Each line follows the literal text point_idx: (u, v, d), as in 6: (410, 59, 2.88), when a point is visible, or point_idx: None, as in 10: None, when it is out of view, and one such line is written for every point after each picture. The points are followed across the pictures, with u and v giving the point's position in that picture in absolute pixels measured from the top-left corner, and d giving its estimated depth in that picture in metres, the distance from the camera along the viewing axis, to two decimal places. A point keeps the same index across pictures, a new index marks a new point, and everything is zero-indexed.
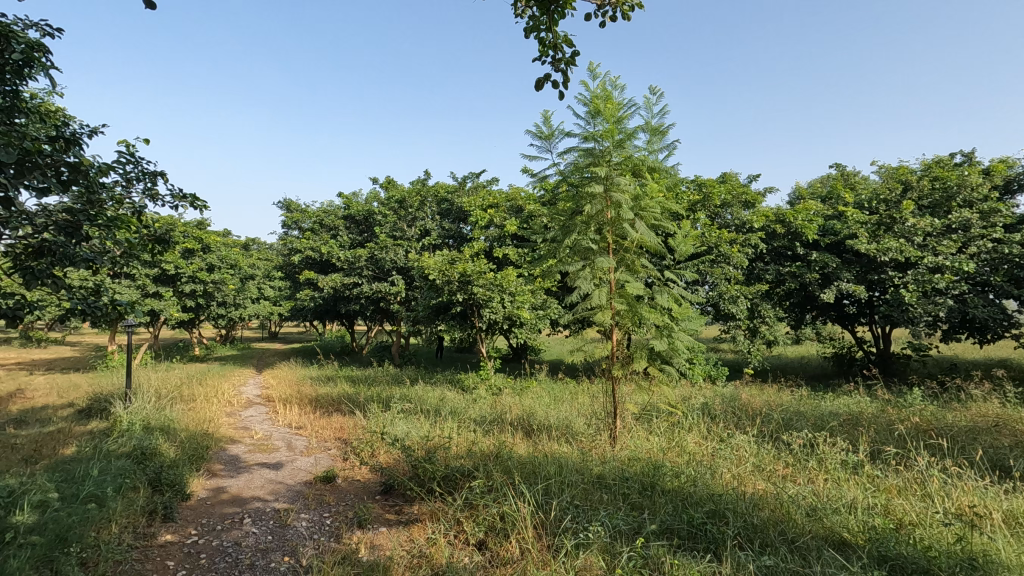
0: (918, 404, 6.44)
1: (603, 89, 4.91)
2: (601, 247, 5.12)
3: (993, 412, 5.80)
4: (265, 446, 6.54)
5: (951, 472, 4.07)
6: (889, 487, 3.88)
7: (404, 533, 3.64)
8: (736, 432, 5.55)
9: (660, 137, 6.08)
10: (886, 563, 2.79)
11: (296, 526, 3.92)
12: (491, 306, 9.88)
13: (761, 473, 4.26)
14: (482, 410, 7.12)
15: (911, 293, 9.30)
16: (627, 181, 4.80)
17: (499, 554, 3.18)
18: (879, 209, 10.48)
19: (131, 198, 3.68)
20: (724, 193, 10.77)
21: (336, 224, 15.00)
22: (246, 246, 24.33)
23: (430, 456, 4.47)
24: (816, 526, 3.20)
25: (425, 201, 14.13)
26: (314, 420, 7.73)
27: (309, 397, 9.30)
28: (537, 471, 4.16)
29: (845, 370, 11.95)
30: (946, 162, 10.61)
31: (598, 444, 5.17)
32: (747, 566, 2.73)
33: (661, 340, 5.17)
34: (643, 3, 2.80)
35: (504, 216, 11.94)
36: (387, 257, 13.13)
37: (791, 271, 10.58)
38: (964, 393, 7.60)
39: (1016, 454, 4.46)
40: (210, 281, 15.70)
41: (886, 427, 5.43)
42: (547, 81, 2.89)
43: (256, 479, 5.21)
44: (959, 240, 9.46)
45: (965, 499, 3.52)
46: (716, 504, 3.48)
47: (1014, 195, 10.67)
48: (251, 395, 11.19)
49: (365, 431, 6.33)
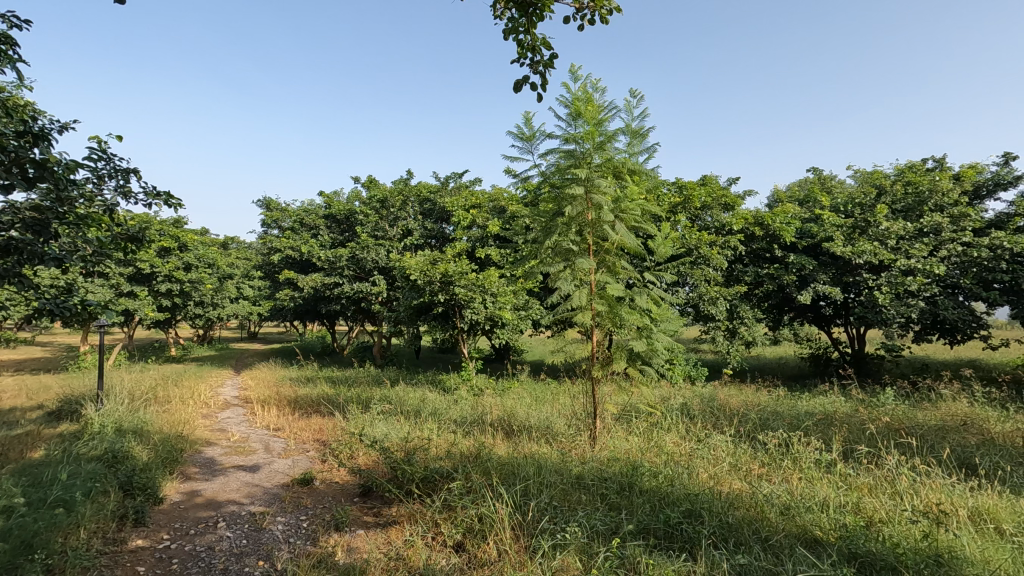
0: (890, 403, 6.58)
1: (584, 91, 4.93)
2: (582, 249, 5.14)
3: (961, 411, 5.96)
4: (242, 448, 6.45)
5: (920, 470, 4.17)
6: (861, 485, 3.96)
7: (382, 535, 3.61)
8: (714, 431, 5.63)
9: (641, 139, 6.10)
10: (856, 560, 2.85)
11: (272, 530, 3.87)
12: (473, 307, 9.88)
13: (737, 472, 4.32)
14: (463, 410, 7.12)
15: (884, 295, 9.52)
16: (607, 183, 4.83)
17: (477, 556, 3.18)
18: (854, 212, 10.70)
19: (102, 195, 3.58)
20: (704, 195, 10.88)
21: (317, 223, 14.87)
22: (224, 245, 23.97)
23: (409, 457, 4.46)
24: (790, 525, 3.25)
25: (407, 201, 14.06)
26: (292, 421, 7.64)
27: (288, 398, 9.19)
28: (516, 472, 4.18)
29: (821, 370, 12.18)
30: (919, 168, 10.88)
31: (578, 444, 5.19)
32: (721, 565, 2.77)
33: (640, 341, 5.20)
34: (621, 7, 2.81)
35: (486, 217, 11.95)
36: (369, 257, 13.04)
37: (770, 272, 10.76)
38: (934, 393, 7.77)
39: (982, 452, 4.59)
40: (187, 281, 15.43)
41: (859, 426, 5.54)
42: (525, 83, 2.88)
43: (231, 482, 5.12)
44: (930, 244, 9.70)
45: (933, 497, 3.61)
46: (692, 504, 3.52)
47: (983, 200, 10.97)
48: (229, 396, 11.01)
49: (345, 432, 6.28)
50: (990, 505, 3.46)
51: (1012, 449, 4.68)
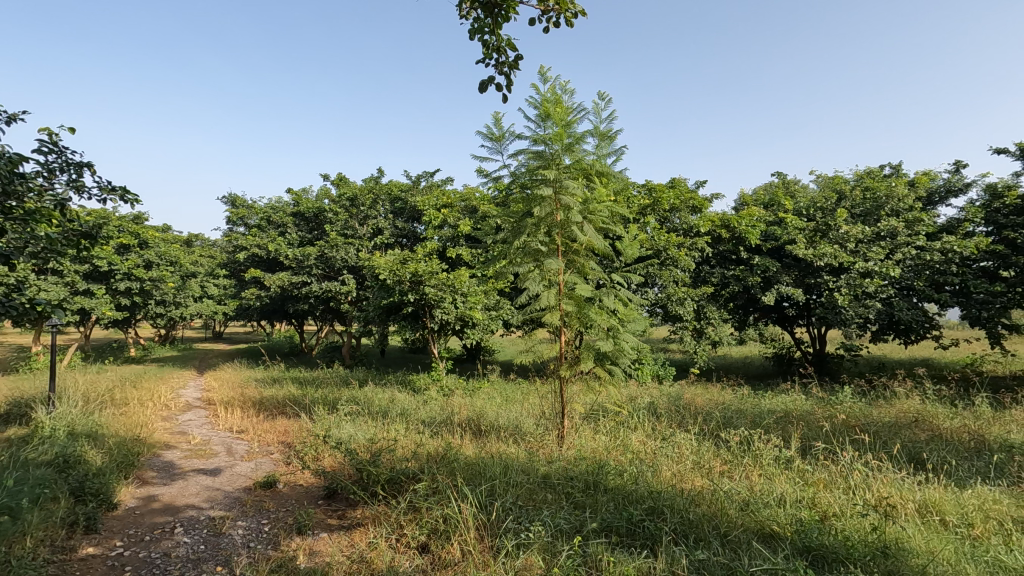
0: (847, 401, 6.82)
1: (552, 93, 4.95)
2: (551, 249, 5.18)
3: (912, 408, 6.21)
4: (202, 452, 6.27)
5: (872, 465, 4.34)
6: (817, 481, 4.09)
7: (346, 539, 3.56)
8: (679, 430, 5.73)
9: (608, 142, 6.15)
10: (809, 553, 2.94)
11: (231, 534, 3.78)
12: (443, 307, 9.84)
13: (700, 470, 4.42)
14: (432, 411, 7.10)
15: (844, 297, 9.84)
16: (575, 185, 4.87)
17: (441, 557, 3.17)
18: (816, 216, 11.00)
19: (53, 190, 3.45)
20: (673, 198, 11.01)
21: (285, 220, 14.57)
22: (188, 242, 23.32)
23: (375, 459, 4.42)
24: (749, 520, 3.34)
25: (377, 199, 13.89)
26: (256, 423, 7.48)
27: (253, 399, 9.00)
28: (483, 472, 4.18)
29: (785, 369, 12.48)
30: (877, 173, 11.30)
31: (546, 444, 5.22)
32: (681, 561, 2.83)
33: (607, 341, 5.27)
34: (586, 11, 2.85)
35: (457, 217, 11.90)
36: (338, 256, 12.85)
37: (735, 274, 11.01)
38: (889, 391, 8.06)
39: (931, 448, 4.80)
40: (148, 279, 14.94)
41: (818, 424, 5.72)
42: (491, 84, 2.89)
43: (191, 486, 4.99)
44: (887, 247, 10.07)
45: (883, 491, 3.76)
46: (655, 501, 3.59)
47: (936, 206, 11.46)
48: (190, 398, 10.70)
49: (309, 434, 6.17)
50: (936, 498, 3.61)
51: (959, 444, 4.90)
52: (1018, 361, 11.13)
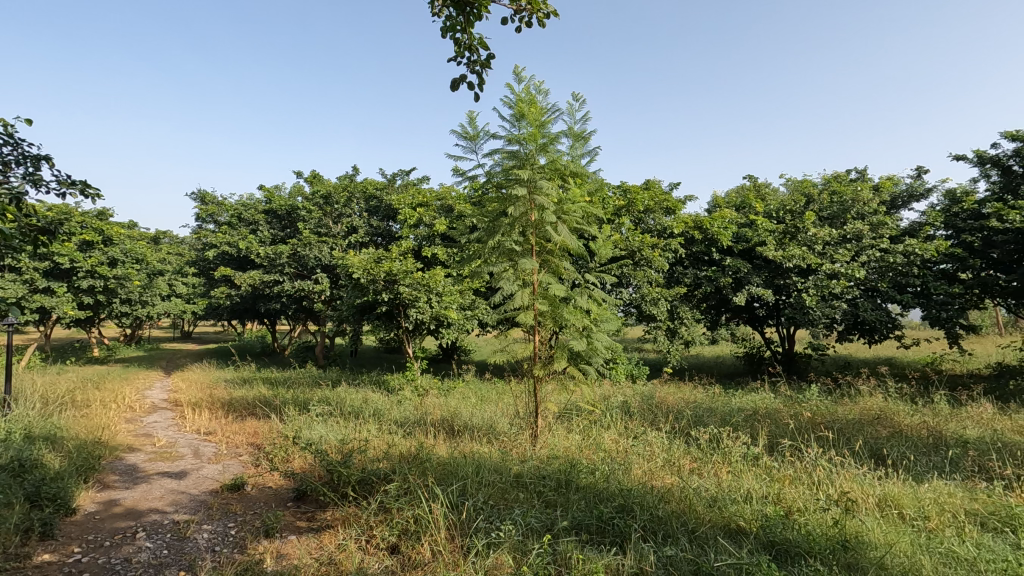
0: (813, 399, 6.99)
1: (527, 93, 4.95)
2: (525, 249, 5.19)
3: (876, 406, 6.40)
4: (168, 454, 6.12)
5: (836, 461, 4.46)
6: (783, 477, 4.19)
7: (314, 540, 3.52)
8: (650, 428, 5.80)
9: (583, 142, 6.19)
10: (773, 548, 3.01)
11: (196, 538, 3.69)
12: (418, 306, 9.77)
13: (670, 467, 4.48)
14: (406, 411, 7.04)
15: (812, 297, 10.09)
16: (550, 185, 4.89)
17: (411, 557, 3.14)
18: (786, 218, 11.24)
19: (7, 182, 3.29)
20: (647, 199, 11.16)
21: (256, 218, 14.30)
22: (155, 239, 22.67)
23: (346, 460, 4.35)
24: (716, 517, 3.40)
25: (352, 197, 13.71)
26: (225, 425, 7.31)
27: (222, 400, 8.80)
28: (455, 472, 4.17)
29: (754, 368, 12.74)
30: (843, 178, 11.59)
31: (520, 443, 5.23)
32: (649, 557, 2.87)
33: (581, 341, 5.31)
34: (558, 12, 2.87)
35: (433, 216, 11.81)
36: (311, 254, 12.65)
37: (708, 275, 11.18)
38: (853, 388, 8.29)
39: (891, 444, 4.96)
40: (112, 277, 14.47)
41: (785, 421, 5.86)
42: (463, 82, 2.90)
43: (154, 489, 4.85)
44: (853, 250, 10.37)
45: (846, 486, 3.87)
46: (625, 499, 3.63)
47: (899, 210, 11.85)
48: (156, 399, 10.41)
49: (280, 435, 6.07)
50: (895, 492, 3.73)
51: (918, 440, 5.07)
52: (974, 360, 11.59)
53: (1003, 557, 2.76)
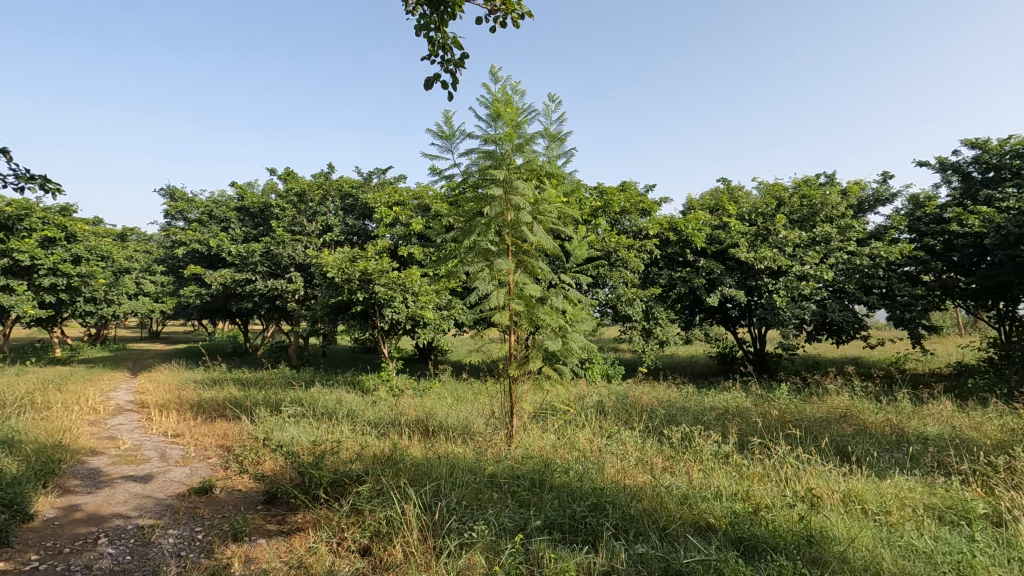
0: (783, 398, 7.16)
1: (504, 93, 4.96)
2: (500, 249, 5.18)
3: (842, 404, 6.57)
4: (132, 457, 5.95)
5: (803, 459, 4.57)
6: (752, 474, 4.27)
7: (284, 544, 3.46)
8: (624, 427, 5.86)
9: (559, 143, 6.22)
10: (741, 543, 3.07)
11: (161, 544, 3.59)
12: (393, 306, 9.69)
13: (643, 466, 4.53)
14: (380, 412, 6.98)
15: (782, 299, 10.31)
16: (526, 185, 4.90)
17: (383, 560, 3.11)
18: (757, 221, 11.45)
19: None
20: (623, 201, 11.27)
21: (228, 215, 14.03)
22: (122, 236, 22.02)
23: (318, 462, 4.28)
24: (687, 514, 3.45)
25: (327, 195, 13.54)
26: (193, 427, 7.14)
27: (191, 401, 8.59)
28: (429, 472, 4.15)
29: (727, 368, 12.98)
30: (813, 181, 11.84)
31: (495, 443, 5.23)
32: (620, 555, 2.91)
33: (556, 341, 5.32)
34: (532, 13, 2.89)
35: (409, 215, 11.75)
36: (285, 253, 12.45)
37: (682, 275, 11.34)
38: (820, 387, 8.49)
39: (856, 441, 5.11)
40: (76, 275, 14.01)
41: (755, 420, 5.98)
42: (436, 82, 3.13)
43: (118, 494, 4.71)
44: (822, 252, 10.64)
45: (812, 482, 3.97)
46: (598, 498, 3.67)
47: (865, 214, 12.19)
48: (121, 401, 10.10)
49: (250, 436, 5.96)
50: (859, 489, 3.83)
51: (881, 437, 5.23)
52: (935, 359, 12.01)
53: (958, 549, 2.86)
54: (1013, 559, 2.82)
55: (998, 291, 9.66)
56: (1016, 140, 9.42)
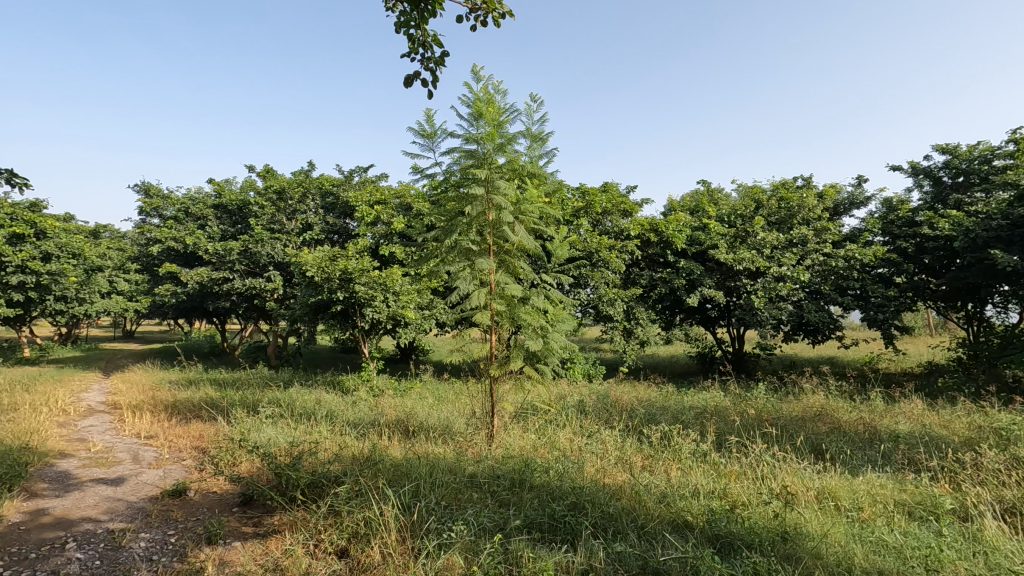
0: (761, 397, 7.27)
1: (486, 93, 4.95)
2: (482, 249, 5.17)
3: (818, 403, 6.70)
4: (104, 460, 5.80)
5: (779, 457, 4.65)
6: (730, 472, 4.33)
7: (259, 546, 3.41)
8: (604, 427, 5.89)
9: (541, 144, 6.25)
10: (717, 540, 3.12)
11: (132, 548, 3.51)
12: (374, 306, 9.62)
13: (622, 465, 4.57)
14: (360, 412, 6.92)
15: (760, 299, 10.47)
16: (507, 185, 4.90)
17: (361, 561, 3.09)
18: (737, 223, 11.58)
19: None
20: (605, 202, 11.34)
21: (205, 213, 13.80)
22: (94, 233, 21.50)
23: (295, 463, 4.23)
24: (665, 512, 3.49)
25: (308, 193, 13.39)
26: (168, 428, 7.00)
27: (166, 402, 8.42)
28: (408, 473, 4.12)
29: (706, 367, 13.14)
30: (790, 184, 12.04)
31: (475, 443, 5.22)
32: (599, 553, 2.93)
33: (536, 341, 5.32)
34: (513, 12, 2.90)
35: (391, 214, 11.69)
36: (263, 251, 12.27)
37: (663, 276, 11.44)
38: (797, 386, 8.64)
39: (830, 439, 5.22)
40: (46, 273, 13.62)
41: (733, 419, 6.06)
42: (416, 79, 3.15)
43: (87, 497, 4.58)
44: (798, 253, 10.83)
45: (787, 480, 4.04)
46: (578, 496, 3.69)
47: (840, 216, 12.44)
48: (93, 402, 9.85)
49: (225, 438, 5.86)
50: (832, 486, 3.91)
51: (855, 434, 5.34)
52: (907, 359, 12.31)
53: (925, 543, 2.94)
54: (978, 553, 2.90)
55: (967, 292, 10.01)
56: (984, 146, 9.72)
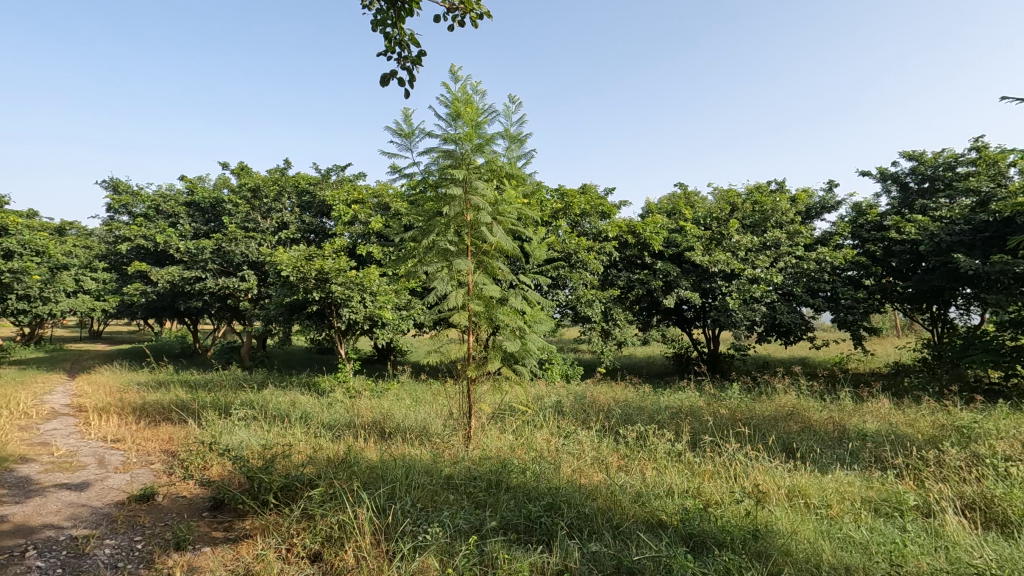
0: (735, 397, 7.38)
1: (464, 93, 4.94)
2: (460, 249, 5.15)
3: (789, 402, 6.84)
4: (68, 464, 5.62)
5: (751, 456, 4.74)
6: (703, 472, 4.39)
7: (230, 552, 3.34)
8: (581, 427, 5.93)
9: (519, 145, 6.27)
10: (691, 539, 3.16)
11: (96, 555, 3.41)
12: (351, 306, 9.51)
13: (599, 465, 4.60)
14: (336, 413, 6.84)
15: (735, 301, 10.64)
16: (485, 186, 4.89)
17: (334, 565, 3.05)
18: (712, 225, 11.74)
19: None
20: (584, 203, 11.39)
21: (176, 210, 13.48)
22: (59, 231, 20.84)
23: (268, 465, 4.15)
24: (640, 511, 3.52)
25: (283, 191, 13.17)
26: (136, 431, 6.81)
27: (134, 404, 8.20)
28: (384, 475, 4.08)
29: (682, 368, 13.31)
30: (764, 188, 12.26)
31: (452, 444, 5.21)
32: (574, 553, 2.94)
33: (514, 341, 5.33)
34: (490, 13, 2.90)
35: (369, 213, 11.58)
36: (237, 250, 12.03)
37: (640, 278, 11.53)
38: (770, 386, 8.80)
39: (801, 438, 5.33)
40: (7, 271, 13.15)
41: (708, 418, 6.15)
42: (392, 78, 3.13)
43: (49, 503, 4.44)
44: (772, 256, 11.04)
45: (760, 478, 4.11)
46: (555, 497, 3.70)
47: (812, 220, 12.73)
48: (57, 404, 9.53)
49: (196, 440, 5.73)
50: (803, 484, 3.99)
51: (825, 433, 5.47)
52: (875, 359, 12.66)
53: (890, 539, 3.02)
54: (940, 547, 2.99)
55: (932, 295, 10.34)
56: (948, 154, 10.05)
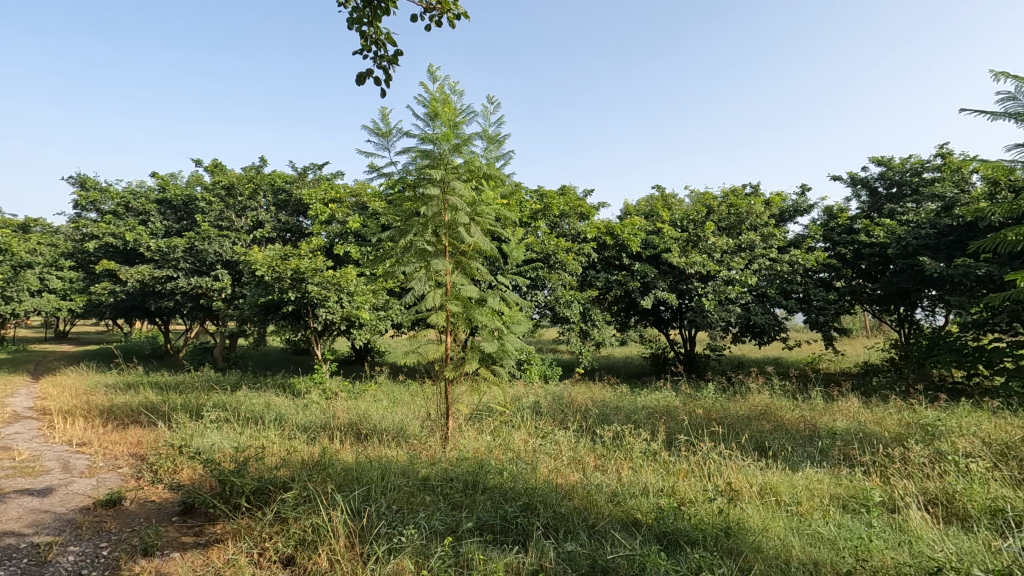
0: (710, 397, 7.48)
1: (442, 93, 4.93)
2: (437, 249, 5.13)
3: (763, 402, 6.97)
4: (30, 469, 5.44)
5: (725, 454, 4.82)
6: (678, 471, 4.45)
7: (199, 557, 3.27)
8: (558, 427, 5.96)
9: (497, 145, 6.27)
10: (664, 537, 3.20)
11: (59, 562, 3.31)
12: (327, 306, 9.40)
13: (575, 465, 4.63)
14: (311, 415, 6.75)
15: (711, 302, 10.80)
16: (463, 186, 4.88)
17: (307, 568, 3.00)
18: (689, 227, 11.88)
19: None
20: (562, 204, 11.43)
21: (147, 208, 13.14)
22: (21, 227, 20.14)
23: (241, 469, 4.07)
24: (616, 510, 3.55)
25: (258, 189, 12.93)
26: (102, 435, 6.61)
27: (101, 406, 7.97)
28: (359, 477, 4.04)
29: (659, 368, 13.45)
30: (739, 191, 12.47)
31: (429, 445, 5.19)
32: (549, 553, 2.96)
33: (492, 342, 5.33)
34: (467, 13, 2.91)
35: (346, 213, 11.43)
36: (210, 249, 11.78)
37: (618, 279, 11.61)
38: (744, 386, 8.95)
39: (773, 437, 5.43)
40: None
41: (683, 418, 6.22)
42: (368, 77, 3.11)
43: (9, 510, 4.29)
44: (746, 258, 11.24)
45: (732, 476, 4.19)
46: (531, 497, 3.71)
47: (786, 222, 12.99)
48: (19, 407, 9.20)
49: (166, 444, 5.59)
50: (774, 482, 4.07)
51: (796, 432, 5.58)
52: (845, 359, 12.97)
53: (856, 534, 3.10)
54: (903, 542, 3.08)
55: (899, 296, 10.63)
56: (915, 159, 10.36)
